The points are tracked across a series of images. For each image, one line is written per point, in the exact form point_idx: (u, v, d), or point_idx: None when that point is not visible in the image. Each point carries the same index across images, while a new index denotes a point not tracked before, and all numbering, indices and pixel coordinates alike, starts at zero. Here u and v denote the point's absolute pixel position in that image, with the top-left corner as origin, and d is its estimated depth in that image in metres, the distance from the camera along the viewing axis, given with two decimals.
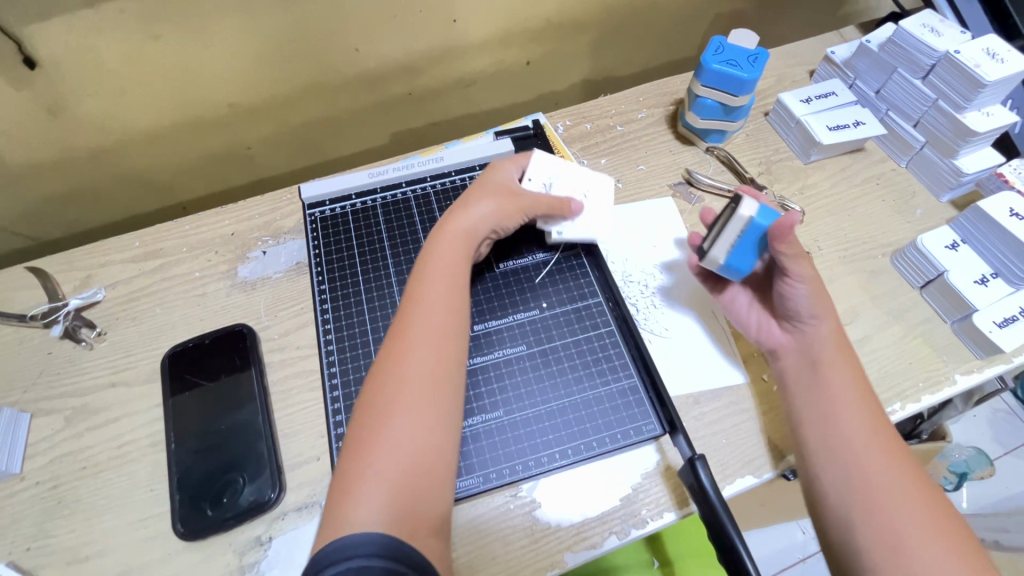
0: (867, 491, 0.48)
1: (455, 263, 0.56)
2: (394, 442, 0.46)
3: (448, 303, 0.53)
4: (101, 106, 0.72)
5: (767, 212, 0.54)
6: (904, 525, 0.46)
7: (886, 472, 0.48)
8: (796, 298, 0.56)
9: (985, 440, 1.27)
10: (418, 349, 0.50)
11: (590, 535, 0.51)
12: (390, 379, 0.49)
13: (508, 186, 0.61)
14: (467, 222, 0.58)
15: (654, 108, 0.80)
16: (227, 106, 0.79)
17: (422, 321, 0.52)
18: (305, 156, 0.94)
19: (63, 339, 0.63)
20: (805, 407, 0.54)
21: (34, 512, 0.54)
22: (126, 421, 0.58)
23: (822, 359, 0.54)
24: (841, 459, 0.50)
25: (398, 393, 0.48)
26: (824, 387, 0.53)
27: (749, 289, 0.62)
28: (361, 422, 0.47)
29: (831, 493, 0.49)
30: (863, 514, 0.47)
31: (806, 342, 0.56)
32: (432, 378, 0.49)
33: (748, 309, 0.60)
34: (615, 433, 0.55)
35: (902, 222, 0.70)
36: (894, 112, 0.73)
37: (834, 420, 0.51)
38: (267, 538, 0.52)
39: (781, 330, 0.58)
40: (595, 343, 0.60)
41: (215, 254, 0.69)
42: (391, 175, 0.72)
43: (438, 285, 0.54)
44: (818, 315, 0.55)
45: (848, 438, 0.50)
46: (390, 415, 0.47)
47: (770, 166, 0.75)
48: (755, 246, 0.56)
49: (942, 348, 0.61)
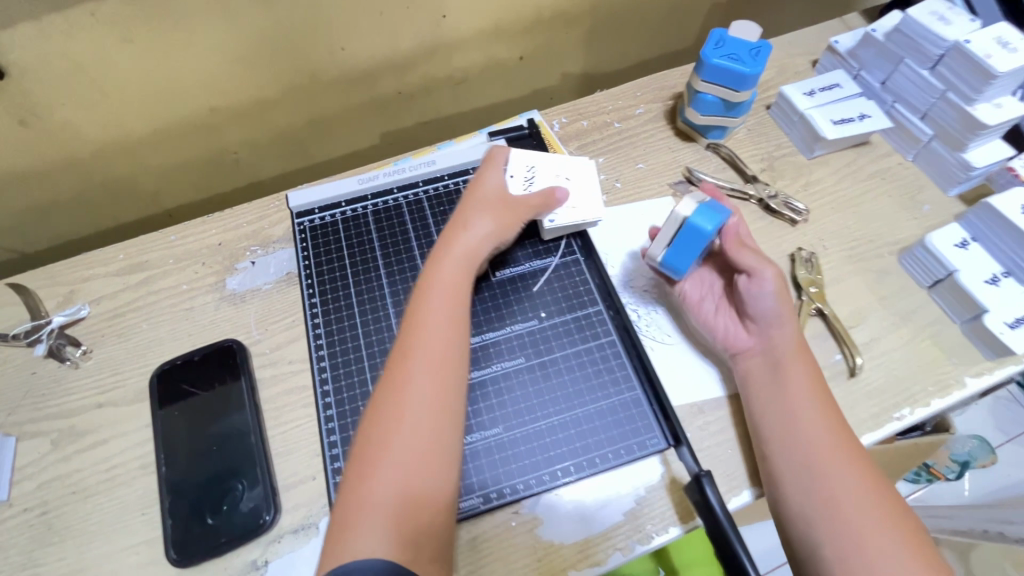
0: (828, 493, 0.48)
1: (455, 284, 0.54)
2: (393, 474, 0.44)
3: (447, 325, 0.51)
4: (77, 113, 0.69)
5: (705, 216, 0.55)
6: (862, 526, 0.46)
7: (844, 472, 0.48)
8: (760, 301, 0.55)
9: (987, 428, 1.26)
10: (417, 378, 0.48)
11: (594, 552, 0.50)
12: (389, 409, 0.47)
13: (503, 198, 0.60)
14: (465, 241, 0.57)
15: (652, 103, 0.78)
16: (210, 110, 0.77)
17: (420, 347, 0.50)
18: (293, 158, 0.92)
19: (47, 358, 0.61)
20: (765, 410, 0.53)
21: (23, 540, 0.52)
22: (115, 442, 0.56)
23: (783, 361, 0.54)
24: (802, 462, 0.49)
25: (399, 425, 0.46)
26: (786, 389, 0.53)
27: (713, 296, 0.60)
28: (361, 455, 0.46)
29: (794, 496, 0.49)
30: (824, 518, 0.47)
31: (770, 344, 0.55)
32: (432, 404, 0.47)
33: (708, 311, 0.59)
34: (619, 448, 0.54)
35: (909, 218, 0.68)
36: (901, 104, 0.70)
37: (793, 421, 0.51)
38: (263, 562, 0.51)
39: (743, 332, 0.57)
40: (596, 355, 0.58)
41: (202, 266, 0.67)
42: (381, 181, 0.70)
43: (437, 308, 0.52)
44: (782, 317, 0.55)
45: (810, 439, 0.50)
46: (391, 449, 0.45)
47: (772, 162, 0.73)
48: (690, 247, 0.56)
49: (951, 350, 0.60)
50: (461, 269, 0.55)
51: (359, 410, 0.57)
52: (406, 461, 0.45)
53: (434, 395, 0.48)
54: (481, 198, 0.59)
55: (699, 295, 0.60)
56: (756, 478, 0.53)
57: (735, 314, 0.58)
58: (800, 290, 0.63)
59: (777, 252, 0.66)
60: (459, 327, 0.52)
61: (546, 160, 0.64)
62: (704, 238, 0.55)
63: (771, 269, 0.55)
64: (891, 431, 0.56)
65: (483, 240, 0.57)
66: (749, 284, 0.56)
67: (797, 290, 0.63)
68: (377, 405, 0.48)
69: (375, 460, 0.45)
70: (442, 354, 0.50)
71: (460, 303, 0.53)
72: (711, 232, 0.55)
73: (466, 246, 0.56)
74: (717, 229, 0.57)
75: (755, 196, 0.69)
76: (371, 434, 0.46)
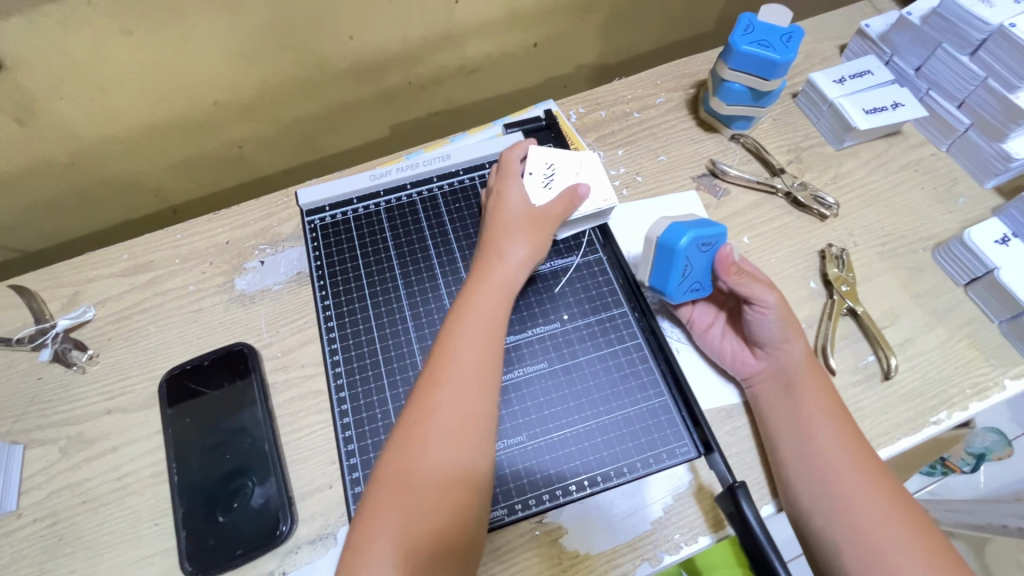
0: (850, 513, 0.46)
1: (491, 312, 0.52)
2: (415, 507, 0.43)
3: (483, 352, 0.49)
4: (76, 108, 0.66)
5: (675, 231, 0.51)
6: (888, 546, 0.44)
7: (866, 490, 0.46)
8: (764, 326, 0.52)
9: (1003, 420, 1.23)
10: (450, 409, 0.46)
11: (621, 562, 0.48)
12: (416, 437, 0.45)
13: (538, 216, 0.57)
14: (500, 266, 0.55)
15: (673, 92, 0.75)
16: (213, 104, 0.74)
17: (451, 374, 0.48)
18: (299, 151, 0.89)
19: (52, 363, 0.60)
20: (781, 430, 0.51)
21: (34, 551, 0.51)
22: (124, 450, 0.55)
23: (795, 380, 0.52)
24: (821, 480, 0.48)
25: (423, 456, 0.45)
26: (800, 407, 0.50)
27: (720, 317, 0.58)
28: (381, 482, 0.44)
29: (814, 515, 0.47)
30: (850, 541, 0.45)
31: (778, 367, 0.52)
32: (461, 436, 0.46)
33: (714, 335, 0.57)
34: (647, 457, 0.52)
35: (943, 212, 0.65)
36: (936, 91, 0.67)
37: (809, 437, 0.49)
38: (281, 573, 0.49)
39: (750, 357, 0.54)
40: (622, 359, 0.56)
41: (210, 265, 0.65)
42: (394, 176, 0.67)
43: (469, 334, 0.50)
44: (789, 338, 0.52)
45: (828, 456, 0.48)
46: (416, 480, 0.44)
47: (799, 153, 0.70)
48: (665, 266, 0.53)
49: (989, 350, 0.57)
50: (497, 295, 0.53)
51: (377, 417, 0.55)
52: (432, 494, 0.43)
53: (467, 427, 0.46)
54: (513, 215, 0.57)
55: (705, 320, 0.58)
56: (775, 487, 0.51)
57: (741, 338, 0.55)
58: (831, 288, 0.60)
59: (806, 249, 0.63)
60: (494, 356, 0.50)
61: (568, 157, 0.61)
62: (673, 254, 0.51)
63: (772, 293, 0.52)
64: (927, 436, 0.54)
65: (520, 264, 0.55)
66: (752, 308, 0.53)
67: (827, 288, 0.61)
68: (403, 431, 0.46)
69: (397, 489, 0.44)
70: (476, 384, 0.48)
71: (496, 332, 0.51)
72: (682, 248, 0.51)
73: (503, 270, 0.54)
74: (699, 245, 0.51)
75: (782, 189, 0.66)
76: (395, 462, 0.45)
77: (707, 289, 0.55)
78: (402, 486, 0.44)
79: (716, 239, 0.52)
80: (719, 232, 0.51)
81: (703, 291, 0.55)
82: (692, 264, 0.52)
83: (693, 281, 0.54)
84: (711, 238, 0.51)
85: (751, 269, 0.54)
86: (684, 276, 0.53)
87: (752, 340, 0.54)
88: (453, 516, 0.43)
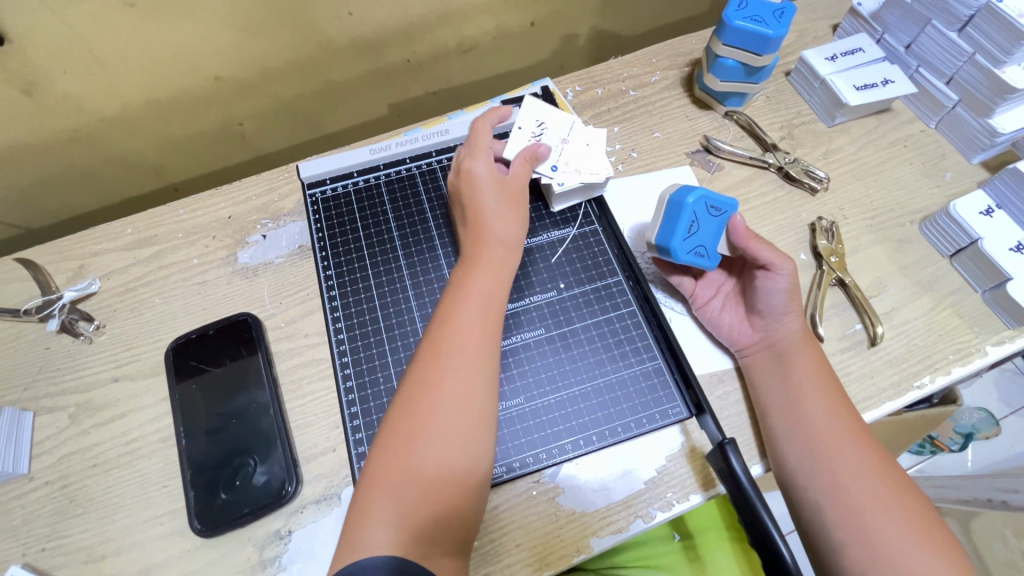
0: (834, 474, 0.48)
1: (487, 291, 0.53)
2: (421, 481, 0.44)
3: (479, 327, 0.51)
4: (77, 82, 0.67)
5: (685, 190, 0.55)
6: (868, 505, 0.46)
7: (850, 453, 0.48)
8: (773, 292, 0.53)
9: (990, 400, 1.24)
10: (451, 388, 0.47)
11: (615, 519, 0.50)
12: (419, 413, 0.47)
13: (513, 191, 0.58)
14: (491, 245, 0.56)
15: (668, 70, 0.76)
16: (213, 79, 0.74)
17: (450, 352, 0.49)
18: (298, 130, 0.90)
19: (60, 333, 0.61)
20: (771, 396, 0.52)
21: (47, 512, 0.52)
22: (133, 417, 0.56)
23: (786, 351, 0.53)
24: (807, 443, 0.49)
25: (426, 430, 0.46)
26: (792, 377, 0.52)
27: (724, 293, 0.59)
28: (386, 457, 0.45)
29: (800, 476, 0.49)
30: (830, 499, 0.47)
31: (775, 337, 0.54)
32: (462, 412, 0.47)
33: (713, 308, 0.58)
34: (641, 417, 0.54)
35: (931, 186, 0.67)
36: (926, 68, 0.69)
37: (798, 403, 0.51)
38: (287, 532, 0.51)
39: (747, 329, 0.56)
40: (617, 325, 0.58)
41: (212, 239, 0.66)
42: (394, 150, 0.68)
43: (469, 314, 0.51)
44: (790, 310, 0.54)
45: (815, 420, 0.50)
46: (419, 455, 0.45)
47: (792, 130, 0.71)
48: (670, 222, 0.55)
49: (972, 319, 0.59)
50: (490, 272, 0.54)
51: (379, 382, 0.56)
52: (438, 466, 0.45)
53: (468, 403, 0.47)
54: (492, 193, 0.57)
55: (707, 295, 0.59)
56: (764, 448, 0.53)
57: (741, 311, 0.57)
58: (820, 259, 0.62)
59: (797, 222, 0.65)
60: (490, 333, 0.51)
61: (557, 117, 0.63)
62: (680, 208, 0.54)
63: (790, 263, 0.53)
64: (911, 400, 0.55)
65: (510, 242, 0.57)
66: (765, 275, 0.54)
67: (817, 260, 0.62)
68: (404, 411, 0.47)
69: (403, 467, 0.45)
70: (473, 361, 0.49)
71: (491, 310, 0.52)
72: (689, 203, 0.54)
73: (494, 250, 0.56)
74: (708, 208, 0.54)
75: (774, 164, 0.68)
76: (399, 441, 0.46)
77: (711, 261, 0.55)
78: (406, 462, 0.45)
79: (726, 208, 0.54)
80: (731, 201, 0.54)
81: (707, 262, 0.55)
82: (698, 223, 0.54)
83: (697, 243, 0.55)
84: (721, 203, 0.54)
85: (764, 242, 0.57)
86: (688, 235, 0.55)
87: (754, 309, 0.55)
88: (456, 488, 0.45)
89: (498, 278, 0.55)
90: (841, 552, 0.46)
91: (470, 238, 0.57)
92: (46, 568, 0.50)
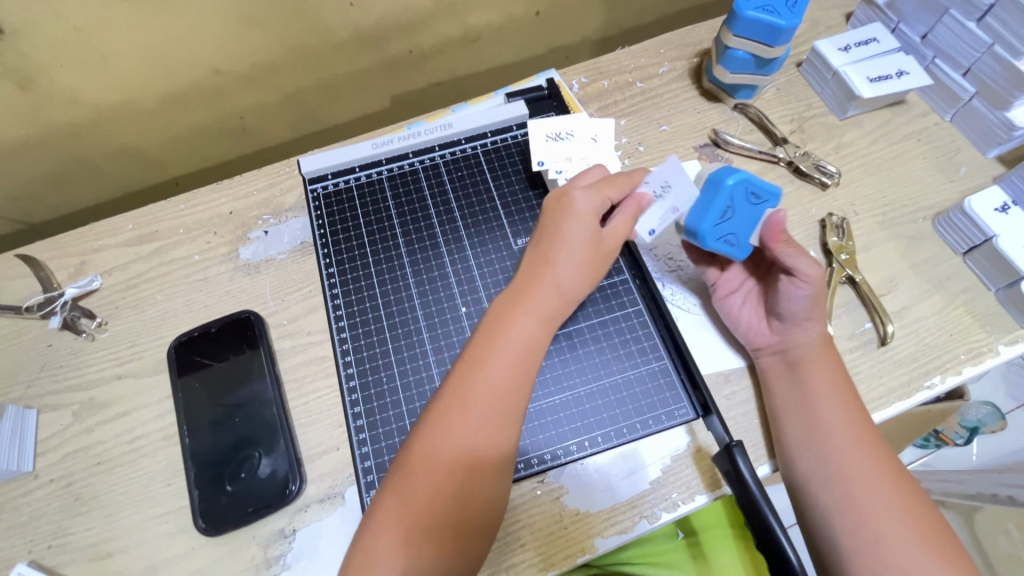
0: (847, 484, 0.47)
1: (530, 340, 0.49)
2: (430, 528, 0.42)
3: (511, 378, 0.47)
4: (75, 76, 0.66)
5: (726, 171, 0.53)
6: (880, 517, 0.46)
7: (864, 463, 0.48)
8: (796, 297, 0.52)
9: (996, 394, 1.23)
10: (474, 435, 0.45)
11: (620, 520, 0.50)
12: (434, 457, 0.44)
13: (593, 240, 0.52)
14: (547, 292, 0.51)
15: (676, 61, 0.74)
16: (213, 72, 0.73)
17: (475, 400, 0.46)
18: (300, 123, 0.89)
19: (62, 330, 0.61)
20: (785, 400, 0.52)
21: (52, 510, 0.52)
22: (136, 415, 0.56)
23: (804, 359, 0.52)
24: (819, 451, 0.49)
25: (439, 475, 0.44)
26: (808, 385, 0.51)
27: (745, 289, 0.58)
28: (396, 497, 0.44)
29: (810, 483, 0.48)
30: (838, 506, 0.47)
31: (792, 343, 0.53)
32: (479, 461, 0.45)
33: (733, 301, 0.57)
34: (646, 418, 0.53)
35: (945, 181, 0.65)
36: (941, 59, 0.67)
37: (812, 410, 0.50)
38: (291, 531, 0.51)
39: (765, 328, 0.55)
40: (623, 325, 0.58)
41: (213, 235, 0.65)
42: (396, 145, 0.67)
43: (501, 361, 0.47)
44: (811, 317, 0.53)
45: (830, 429, 0.49)
46: (429, 500, 0.43)
47: (802, 123, 0.69)
48: (705, 204, 0.53)
49: (985, 318, 0.58)
50: (538, 322, 0.50)
51: (382, 381, 0.56)
52: (449, 514, 0.43)
53: (488, 452, 0.45)
54: (577, 239, 0.52)
55: (730, 287, 0.58)
56: (772, 449, 0.52)
57: (762, 309, 0.56)
58: (831, 256, 0.61)
59: (807, 218, 0.64)
60: (523, 383, 0.47)
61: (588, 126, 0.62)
62: (719, 190, 0.52)
63: (817, 268, 0.52)
64: (921, 400, 0.55)
65: (566, 292, 0.51)
66: (790, 279, 0.53)
67: (827, 257, 0.61)
68: (421, 449, 0.45)
69: (411, 511, 0.43)
70: (502, 413, 0.46)
71: (531, 361, 0.48)
72: (729, 186, 0.52)
73: (545, 296, 0.51)
74: (748, 194, 0.52)
75: (784, 158, 0.66)
76: (412, 480, 0.44)
77: (739, 250, 0.54)
78: (414, 509, 0.43)
79: (767, 199, 0.53)
80: (774, 190, 0.53)
81: (735, 250, 0.54)
82: (734, 208, 0.52)
83: (729, 231, 0.53)
84: (763, 191, 0.52)
85: (797, 242, 0.55)
86: (721, 219, 0.53)
87: (774, 312, 0.54)
88: (464, 536, 0.43)
89: (543, 328, 0.50)
90: (848, 560, 0.46)
91: (523, 277, 0.52)
92: (52, 565, 0.50)
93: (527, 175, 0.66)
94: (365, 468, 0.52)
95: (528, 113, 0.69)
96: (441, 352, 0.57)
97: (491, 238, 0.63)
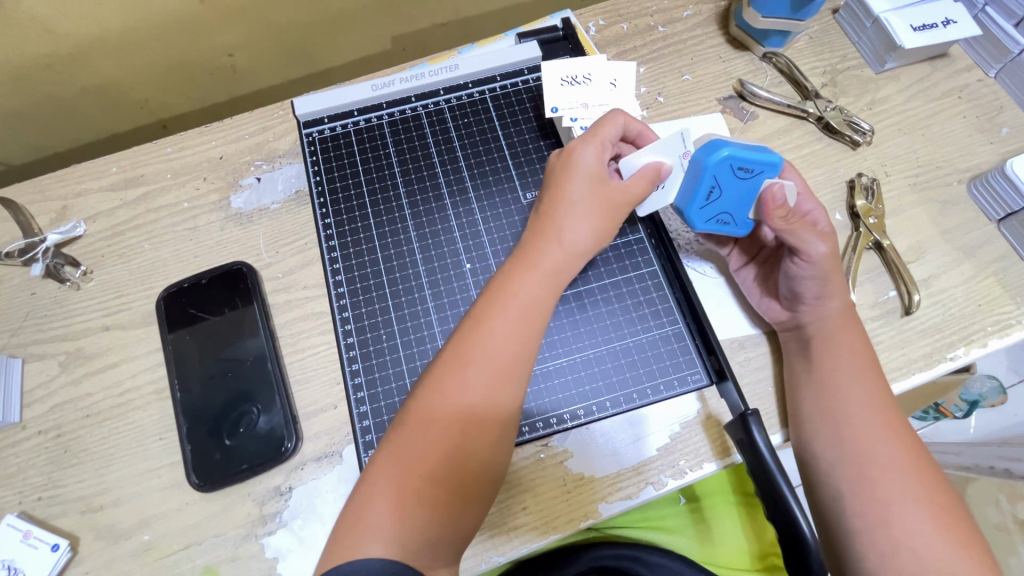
0: (864, 465, 0.45)
1: (532, 300, 0.44)
2: (425, 495, 0.39)
3: (516, 338, 0.43)
4: (48, 3, 0.60)
5: (710, 148, 0.47)
6: (894, 496, 0.43)
7: (883, 445, 0.45)
8: (801, 280, 0.48)
9: (998, 368, 1.19)
10: (473, 398, 0.42)
11: (625, 485, 0.48)
12: (432, 416, 0.41)
13: (602, 190, 0.47)
14: (553, 247, 0.46)
15: (701, 4, 0.68)
16: (199, 3, 0.67)
17: (477, 358, 0.42)
18: (294, 63, 0.83)
19: (46, 278, 0.57)
20: (807, 377, 0.49)
21: (41, 462, 0.51)
22: (126, 367, 0.54)
23: (821, 337, 0.49)
24: (836, 431, 0.46)
25: (437, 437, 0.41)
26: (824, 363, 0.48)
27: (760, 264, 0.54)
28: (391, 460, 0.40)
29: (823, 462, 0.47)
30: (852, 483, 0.45)
31: (805, 320, 0.50)
32: (478, 426, 0.41)
33: (749, 273, 0.54)
34: (657, 384, 0.51)
35: (984, 142, 0.61)
36: (993, 7, 0.62)
37: (832, 389, 0.47)
38: (287, 488, 0.50)
39: (774, 307, 0.52)
40: (636, 286, 0.55)
41: (203, 181, 0.61)
42: (398, 87, 0.62)
43: (507, 321, 0.43)
44: (823, 295, 0.49)
45: (849, 410, 0.46)
46: (426, 463, 0.40)
47: (835, 76, 0.64)
48: (689, 186, 0.49)
49: (1015, 289, 0.55)
50: (543, 278, 0.45)
51: (382, 338, 0.53)
52: (445, 477, 0.40)
53: (486, 417, 0.42)
54: (583, 186, 0.47)
55: (743, 259, 0.55)
56: (785, 418, 0.51)
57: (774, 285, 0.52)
58: (857, 220, 0.57)
59: (834, 178, 0.60)
60: (528, 345, 0.44)
61: (606, 69, 0.58)
62: (700, 171, 0.47)
63: (822, 248, 0.47)
64: (942, 372, 0.53)
65: (576, 250, 0.47)
66: (795, 259, 0.49)
67: (854, 220, 0.58)
68: (418, 410, 0.42)
69: (406, 475, 0.40)
70: (502, 376, 0.42)
71: (534, 323, 0.44)
72: (712, 165, 0.46)
73: (554, 251, 0.46)
74: (735, 169, 0.47)
75: (814, 114, 0.62)
76: (405, 441, 0.41)
77: (737, 227, 0.51)
78: (409, 474, 0.40)
79: (762, 168, 0.47)
80: (768, 160, 0.46)
81: (734, 228, 0.51)
82: (719, 188, 0.48)
83: (720, 211, 0.50)
84: (753, 165, 0.46)
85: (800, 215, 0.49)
86: (708, 202, 0.49)
87: (785, 291, 0.50)
88: (463, 501, 0.41)
89: (551, 288, 0.46)
90: (855, 540, 0.44)
91: (532, 233, 0.48)
92: (43, 517, 0.49)
93: (538, 123, 0.62)
94: (363, 428, 0.51)
95: (541, 55, 0.64)
96: (444, 310, 0.54)
97: (499, 190, 0.59)
